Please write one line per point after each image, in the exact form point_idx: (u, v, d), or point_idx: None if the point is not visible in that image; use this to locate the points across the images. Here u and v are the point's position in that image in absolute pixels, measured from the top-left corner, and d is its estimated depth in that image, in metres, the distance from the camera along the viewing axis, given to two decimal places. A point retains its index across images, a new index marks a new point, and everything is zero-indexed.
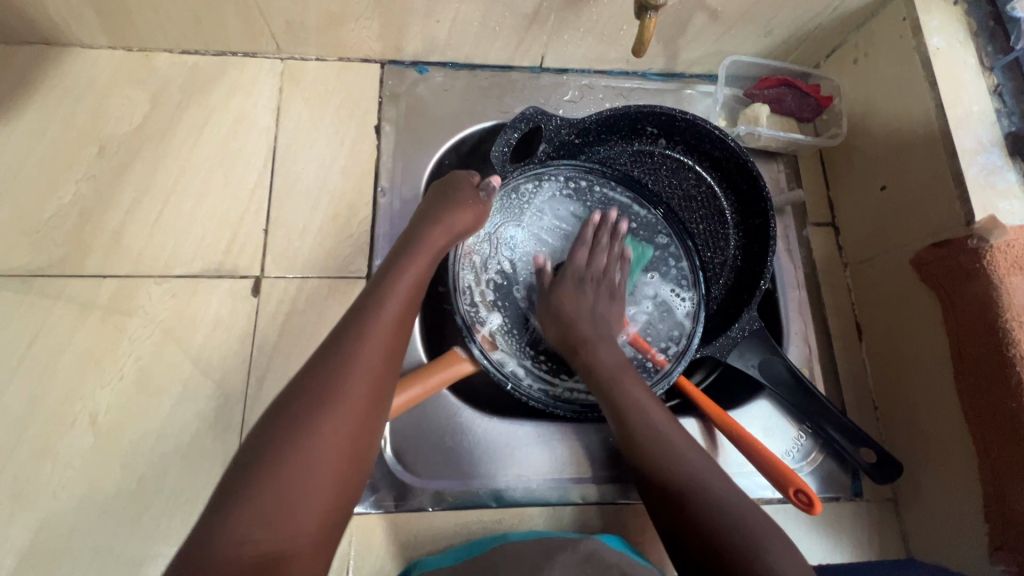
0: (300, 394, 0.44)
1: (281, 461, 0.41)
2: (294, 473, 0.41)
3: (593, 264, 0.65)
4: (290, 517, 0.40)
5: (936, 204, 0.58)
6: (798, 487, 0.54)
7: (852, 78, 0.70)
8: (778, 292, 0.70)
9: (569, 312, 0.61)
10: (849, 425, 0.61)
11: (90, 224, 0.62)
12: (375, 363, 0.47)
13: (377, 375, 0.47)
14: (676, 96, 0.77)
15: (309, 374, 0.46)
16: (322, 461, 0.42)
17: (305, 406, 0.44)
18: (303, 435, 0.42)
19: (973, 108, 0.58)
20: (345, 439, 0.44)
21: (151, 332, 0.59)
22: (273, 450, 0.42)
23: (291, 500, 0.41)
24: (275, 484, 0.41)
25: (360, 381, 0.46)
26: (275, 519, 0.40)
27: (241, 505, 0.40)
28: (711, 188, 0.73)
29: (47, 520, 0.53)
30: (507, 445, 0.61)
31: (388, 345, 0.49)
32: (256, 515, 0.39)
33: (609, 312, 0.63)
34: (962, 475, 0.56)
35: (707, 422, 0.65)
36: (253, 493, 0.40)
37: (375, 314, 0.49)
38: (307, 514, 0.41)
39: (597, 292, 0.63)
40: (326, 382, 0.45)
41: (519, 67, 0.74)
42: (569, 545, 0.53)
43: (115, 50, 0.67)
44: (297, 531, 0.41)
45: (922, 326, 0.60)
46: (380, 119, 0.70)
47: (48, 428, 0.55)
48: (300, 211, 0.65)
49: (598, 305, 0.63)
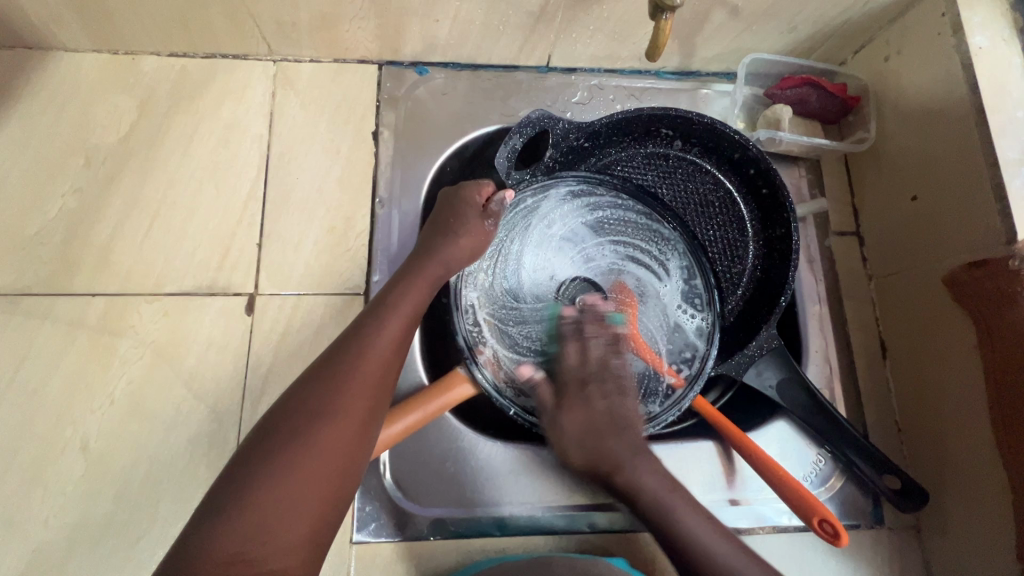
0: (291, 405, 0.43)
1: (266, 475, 0.39)
2: (285, 484, 0.39)
3: (594, 358, 0.55)
4: (274, 535, 0.38)
5: (973, 217, 0.54)
6: (823, 517, 0.50)
7: (882, 76, 0.65)
8: (797, 307, 0.67)
9: (584, 424, 0.51)
10: (871, 450, 0.57)
11: (77, 239, 0.60)
12: (370, 374, 0.45)
13: (372, 388, 0.45)
14: (692, 96, 0.72)
15: (303, 385, 0.44)
16: (308, 474, 0.40)
17: (295, 416, 0.42)
18: (290, 447, 0.40)
19: (1017, 113, 0.53)
20: (334, 452, 0.41)
21: (142, 353, 0.57)
22: (260, 465, 0.40)
23: (276, 518, 0.39)
24: (260, 502, 0.38)
25: (354, 392, 0.44)
26: (260, 538, 0.38)
27: (226, 526, 0.38)
28: (729, 193, 0.68)
29: (40, 548, 0.52)
30: (511, 471, 0.59)
31: (386, 357, 0.47)
32: (240, 535, 0.38)
33: (623, 410, 0.52)
34: (994, 509, 0.53)
35: (723, 445, 0.62)
36: (241, 509, 0.38)
37: (375, 327, 0.48)
38: (291, 532, 0.39)
39: (609, 391, 0.53)
40: (319, 391, 0.43)
41: (525, 67, 0.70)
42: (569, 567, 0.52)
43: (99, 53, 0.64)
44: (280, 549, 0.38)
45: (953, 348, 0.56)
46: (378, 124, 0.66)
47: (39, 453, 0.54)
48: (295, 224, 0.62)
49: (614, 405, 0.53)
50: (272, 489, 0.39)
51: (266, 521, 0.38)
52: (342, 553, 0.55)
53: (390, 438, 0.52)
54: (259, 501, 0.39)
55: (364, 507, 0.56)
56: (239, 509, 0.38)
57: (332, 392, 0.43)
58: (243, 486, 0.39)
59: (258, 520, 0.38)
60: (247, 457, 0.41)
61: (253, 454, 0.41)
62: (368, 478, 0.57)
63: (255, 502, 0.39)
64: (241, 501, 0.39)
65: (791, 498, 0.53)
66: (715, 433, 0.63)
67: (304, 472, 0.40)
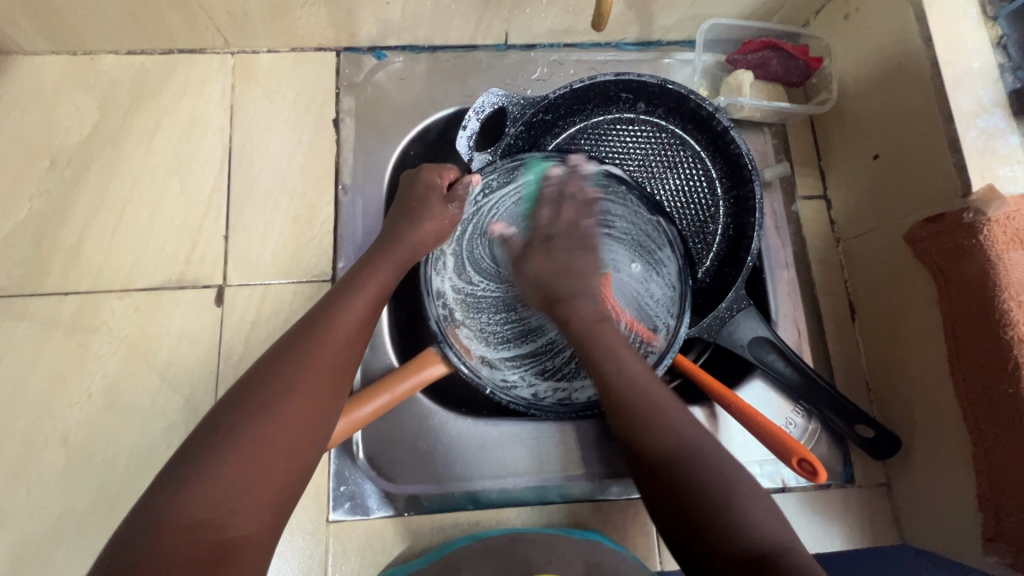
0: (254, 380, 0.42)
1: (231, 445, 0.39)
2: (245, 455, 0.39)
3: (565, 219, 0.60)
4: (239, 501, 0.38)
5: (934, 171, 0.53)
6: (802, 457, 0.50)
7: (842, 36, 0.64)
8: (766, 271, 0.67)
9: (543, 270, 0.57)
10: (842, 402, 0.58)
11: (48, 240, 0.61)
12: (335, 349, 0.45)
13: (338, 361, 0.45)
14: (654, 67, 0.72)
15: (272, 358, 0.44)
16: (273, 441, 0.40)
17: (261, 388, 0.42)
18: (254, 417, 0.40)
19: (972, 64, 0.51)
20: (302, 422, 0.42)
21: (116, 348, 0.58)
22: (221, 437, 0.39)
23: (241, 485, 0.38)
24: (223, 473, 0.38)
25: (318, 369, 0.44)
26: (229, 503, 0.37)
27: (184, 496, 0.37)
28: (697, 154, 0.68)
29: (27, 537, 0.54)
30: (483, 446, 0.60)
31: (352, 334, 0.47)
32: (209, 501, 0.37)
33: (580, 261, 0.58)
34: (956, 465, 0.53)
35: (711, 408, 0.63)
36: (195, 486, 0.37)
37: (343, 304, 0.48)
38: (260, 500, 0.39)
39: (581, 247, 0.59)
40: (285, 364, 0.43)
41: (484, 46, 0.70)
42: (539, 541, 0.53)
43: (59, 55, 0.65)
44: (245, 516, 0.38)
45: (917, 306, 0.56)
46: (338, 111, 0.67)
47: (24, 448, 0.56)
48: (261, 214, 0.63)
49: (573, 252, 0.58)
50: (237, 459, 0.38)
51: (235, 489, 0.38)
52: (320, 532, 0.56)
53: (361, 420, 0.52)
54: (228, 468, 0.38)
55: (339, 486, 0.58)
56: (200, 480, 0.37)
57: (299, 365, 0.43)
58: (195, 465, 0.38)
59: (221, 488, 0.37)
60: (208, 429, 0.40)
61: (216, 426, 0.40)
62: (344, 459, 0.58)
63: (218, 471, 0.38)
64: (203, 471, 0.38)
65: (771, 439, 0.52)
66: (700, 399, 0.64)
67: (268, 441, 0.40)
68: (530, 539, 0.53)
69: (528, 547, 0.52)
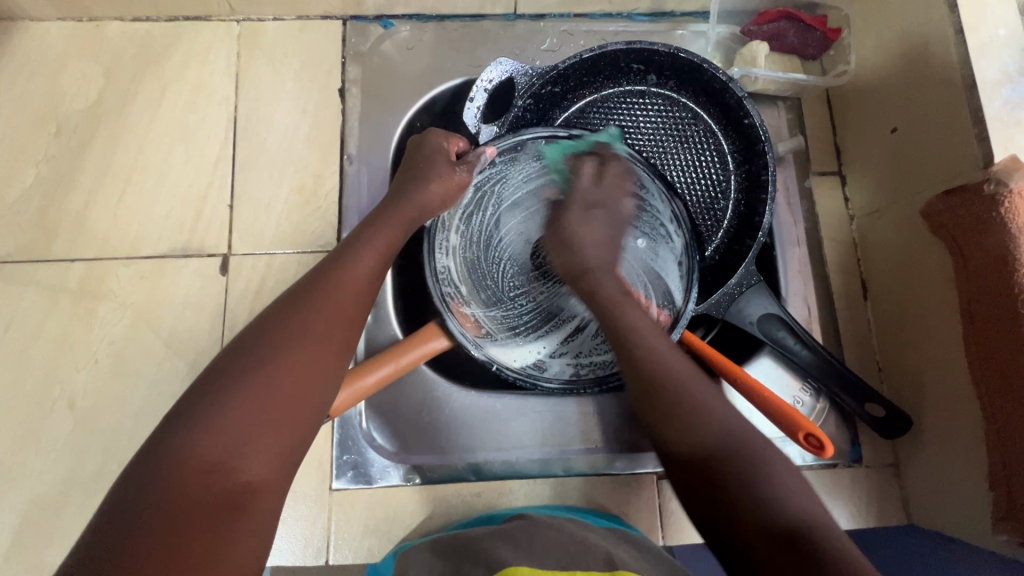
0: (260, 332, 0.42)
1: (237, 393, 0.38)
2: (252, 402, 0.38)
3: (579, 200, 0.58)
4: (251, 444, 0.37)
5: (953, 141, 0.51)
6: (809, 431, 0.50)
7: (862, 5, 0.62)
8: (776, 248, 0.66)
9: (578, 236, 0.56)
10: (853, 382, 0.57)
11: (53, 206, 0.61)
12: (344, 302, 0.45)
13: (343, 314, 0.44)
14: (666, 38, 0.70)
15: (277, 311, 0.43)
16: (283, 388, 0.40)
17: (267, 338, 0.41)
18: (261, 365, 0.40)
19: (998, 31, 0.49)
20: (310, 371, 0.41)
21: (122, 315, 0.59)
22: (225, 388, 0.39)
23: (248, 430, 0.38)
24: (227, 419, 0.37)
25: (326, 319, 0.43)
26: (225, 459, 0.37)
27: (180, 444, 0.36)
28: (709, 127, 0.66)
29: (36, 499, 0.54)
30: (487, 419, 0.60)
31: (360, 289, 0.46)
32: (214, 447, 0.36)
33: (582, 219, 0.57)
34: (968, 443, 0.52)
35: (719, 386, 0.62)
36: (196, 433, 0.37)
37: (350, 262, 0.47)
38: (269, 446, 0.38)
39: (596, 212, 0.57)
40: (293, 314, 0.43)
41: (492, 16, 0.69)
42: (556, 527, 0.49)
43: (65, 21, 0.65)
44: (257, 459, 0.38)
45: (933, 283, 0.55)
46: (344, 80, 0.66)
47: (31, 412, 0.56)
48: (266, 184, 0.63)
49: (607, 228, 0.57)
50: (248, 405, 0.38)
51: (240, 446, 0.37)
52: (323, 500, 0.57)
53: (363, 392, 0.52)
54: (224, 423, 0.37)
55: (343, 455, 0.58)
56: (201, 430, 0.37)
57: (306, 317, 0.43)
58: (194, 414, 0.38)
59: (227, 434, 0.37)
60: (211, 380, 0.39)
61: (218, 375, 0.40)
62: (348, 428, 0.59)
63: (220, 419, 0.37)
64: (202, 422, 0.37)
65: (776, 414, 0.52)
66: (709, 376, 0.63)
67: (277, 388, 0.39)
68: (548, 525, 0.50)
69: (545, 532, 0.49)
